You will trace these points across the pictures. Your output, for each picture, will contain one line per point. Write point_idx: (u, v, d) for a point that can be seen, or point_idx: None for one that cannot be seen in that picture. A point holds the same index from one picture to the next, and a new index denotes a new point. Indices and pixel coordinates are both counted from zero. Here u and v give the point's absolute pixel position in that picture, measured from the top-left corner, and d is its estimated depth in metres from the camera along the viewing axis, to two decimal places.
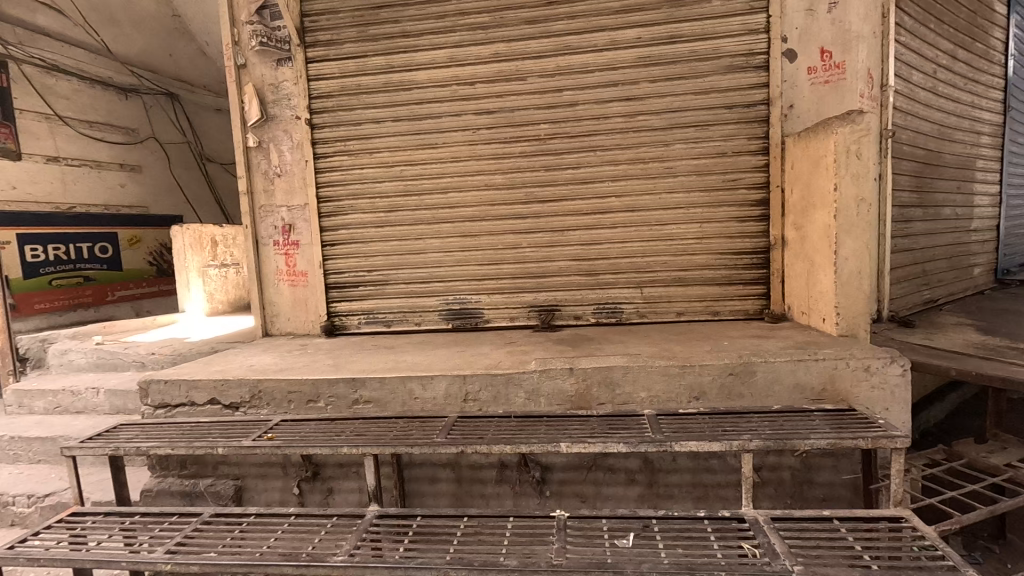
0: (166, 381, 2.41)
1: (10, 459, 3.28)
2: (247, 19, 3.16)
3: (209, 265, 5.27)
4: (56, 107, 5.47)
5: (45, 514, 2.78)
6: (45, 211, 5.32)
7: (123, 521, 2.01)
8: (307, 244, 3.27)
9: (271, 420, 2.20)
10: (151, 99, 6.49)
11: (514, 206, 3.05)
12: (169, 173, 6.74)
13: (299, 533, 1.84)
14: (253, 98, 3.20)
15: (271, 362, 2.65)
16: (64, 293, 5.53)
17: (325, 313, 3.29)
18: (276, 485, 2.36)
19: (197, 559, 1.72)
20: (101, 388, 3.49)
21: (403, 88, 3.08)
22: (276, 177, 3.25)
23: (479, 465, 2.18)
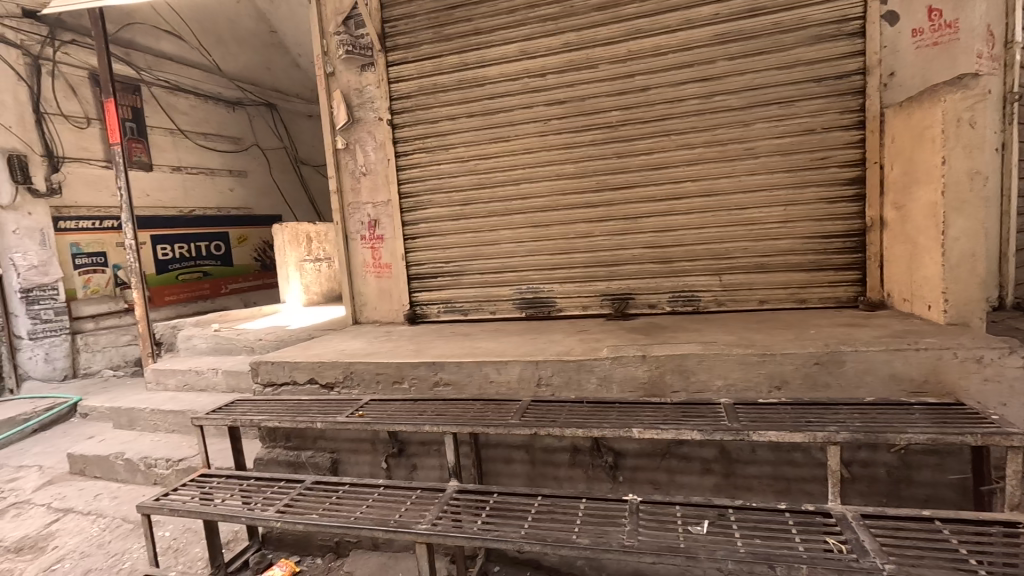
0: (274, 362, 2.71)
1: (152, 428, 3.83)
2: (334, 30, 3.40)
3: (305, 260, 5.77)
4: (178, 122, 6.22)
5: (180, 475, 3.22)
6: (171, 214, 6.08)
7: (241, 483, 2.31)
8: (390, 238, 3.49)
9: (362, 399, 2.40)
10: (253, 110, 7.15)
11: (586, 194, 3.06)
12: (269, 176, 7.41)
13: (387, 502, 2.01)
14: (341, 103, 3.45)
15: (361, 347, 2.88)
16: (188, 286, 6.29)
17: (407, 302, 3.51)
18: (366, 460, 2.57)
19: (302, 520, 1.94)
20: (219, 369, 3.97)
21: (476, 84, 3.18)
22: (362, 176, 3.50)
23: (552, 448, 2.24)
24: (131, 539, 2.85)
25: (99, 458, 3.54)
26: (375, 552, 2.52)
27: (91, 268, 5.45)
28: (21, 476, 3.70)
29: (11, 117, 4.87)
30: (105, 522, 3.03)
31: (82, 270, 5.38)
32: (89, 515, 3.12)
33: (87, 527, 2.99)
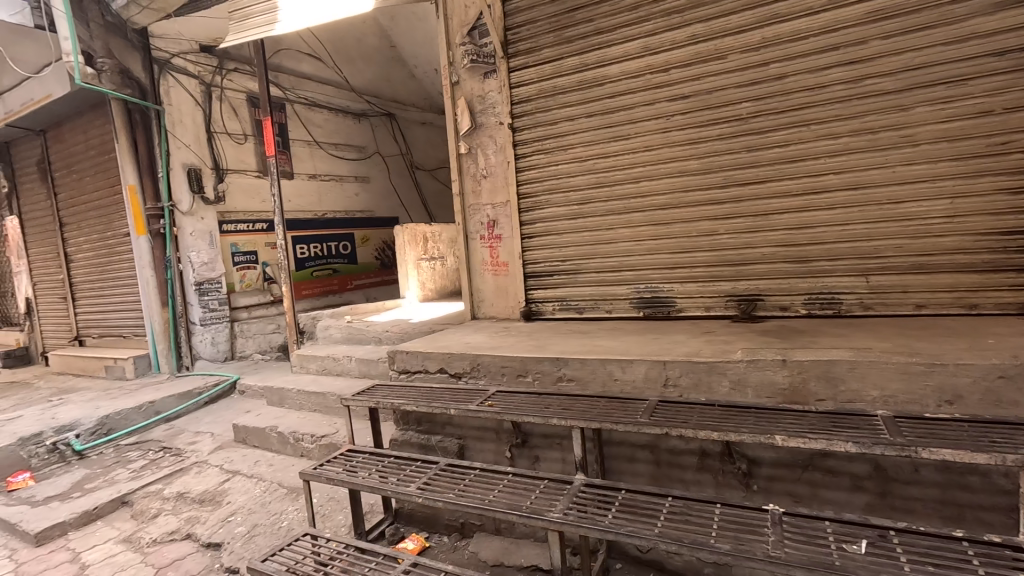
0: (408, 351, 2.94)
1: (298, 406, 4.34)
2: (460, 41, 3.60)
3: (422, 259, 6.16)
4: (315, 134, 6.94)
5: (324, 450, 3.62)
6: (308, 217, 6.79)
7: (382, 460, 2.55)
8: (508, 238, 3.63)
9: (489, 390, 2.53)
10: (376, 120, 7.77)
11: (710, 191, 2.95)
12: (388, 181, 8.01)
13: (517, 489, 2.10)
14: (464, 109, 3.65)
15: (484, 340, 3.03)
16: (321, 282, 6.99)
17: (523, 300, 3.62)
18: (490, 448, 2.71)
19: (440, 498, 2.10)
20: (352, 356, 4.41)
21: (597, 83, 3.20)
22: (483, 178, 3.68)
23: (679, 451, 2.20)
24: (286, 502, 3.26)
25: (258, 430, 4.09)
26: (497, 536, 2.64)
27: (246, 265, 6.29)
28: (199, 440, 4.38)
29: (190, 137, 5.76)
30: (265, 485, 3.49)
31: (240, 266, 6.22)
32: (252, 478, 3.61)
33: (251, 488, 3.47)
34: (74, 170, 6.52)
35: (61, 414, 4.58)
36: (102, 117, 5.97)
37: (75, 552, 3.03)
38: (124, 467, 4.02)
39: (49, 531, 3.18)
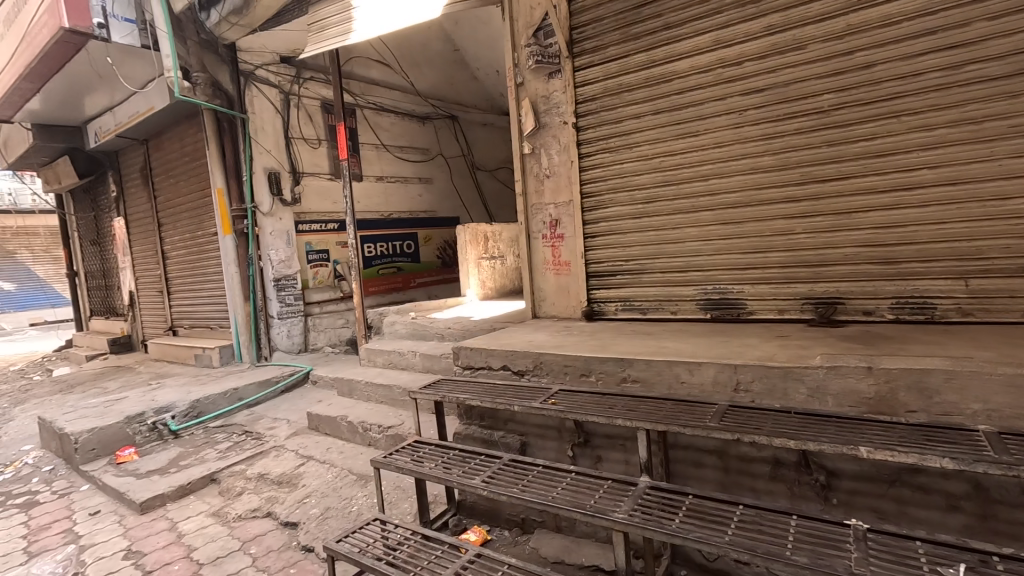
0: (472, 348, 3.02)
1: (366, 397, 4.55)
2: (525, 42, 3.64)
3: (482, 258, 6.27)
4: (382, 137, 7.23)
5: (390, 440, 3.79)
6: (376, 217, 7.09)
7: (447, 453, 2.63)
8: (571, 237, 3.63)
9: (552, 388, 2.55)
10: (440, 122, 7.98)
11: (786, 188, 2.82)
12: (450, 181, 8.21)
13: (580, 487, 2.11)
14: (529, 110, 3.69)
15: (546, 339, 3.06)
16: (386, 280, 7.27)
17: (585, 299, 3.61)
18: (552, 446, 2.72)
19: (504, 492, 2.14)
20: (416, 352, 4.58)
21: (665, 80, 3.13)
22: (546, 178, 3.70)
23: (750, 458, 2.12)
24: (355, 487, 3.44)
25: (329, 418, 4.32)
26: (558, 534, 2.65)
27: (318, 262, 6.66)
28: (277, 426, 4.69)
29: (271, 143, 6.17)
30: (336, 471, 3.69)
31: (313, 264, 6.60)
32: (324, 463, 3.83)
33: (324, 473, 3.68)
34: (171, 175, 7.17)
35: (159, 397, 5.05)
36: (196, 126, 6.52)
37: (173, 521, 3.35)
38: (212, 447, 4.39)
39: (151, 501, 3.53)
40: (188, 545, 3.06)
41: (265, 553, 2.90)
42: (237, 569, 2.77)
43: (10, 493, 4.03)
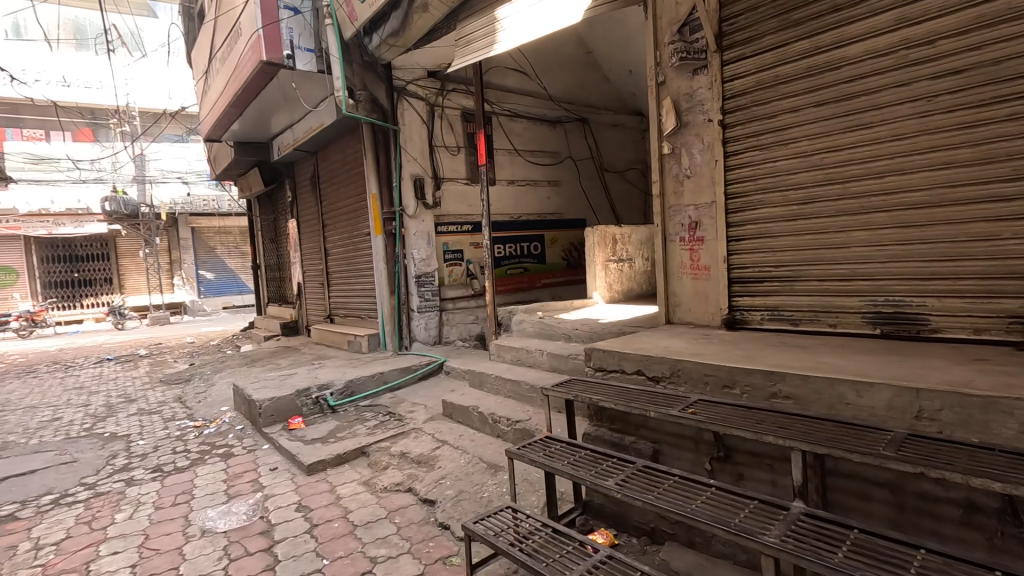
0: (605, 350, 3.02)
1: (495, 390, 4.77)
2: (669, 40, 3.56)
3: (610, 260, 6.19)
4: (515, 142, 7.49)
5: (518, 434, 3.93)
6: (506, 219, 7.38)
7: (579, 452, 2.66)
8: (712, 240, 3.48)
9: (690, 397, 2.46)
10: (571, 125, 8.06)
11: (990, 186, 2.38)
12: (578, 184, 8.24)
13: (722, 504, 2.00)
14: (670, 109, 3.61)
15: (682, 346, 2.95)
16: (514, 279, 7.53)
17: (726, 306, 3.41)
18: (687, 456, 2.62)
19: (639, 496, 2.12)
20: (544, 350, 4.69)
21: (832, 68, 2.84)
22: (686, 178, 3.60)
23: (934, 498, 1.84)
24: (486, 475, 3.62)
25: (462, 407, 4.61)
26: (691, 550, 2.53)
27: (454, 261, 7.13)
28: (415, 410, 5.13)
29: (417, 151, 6.75)
30: (469, 457, 3.92)
31: (449, 262, 7.09)
32: (457, 448, 4.09)
33: (457, 458, 3.94)
34: (334, 182, 8.20)
35: (321, 375, 5.81)
36: (356, 139, 7.38)
37: (332, 484, 3.84)
38: (362, 424, 4.94)
39: (316, 464, 4.08)
40: (345, 507, 3.49)
41: (407, 524, 3.20)
42: (384, 535, 3.09)
43: (214, 444, 4.93)
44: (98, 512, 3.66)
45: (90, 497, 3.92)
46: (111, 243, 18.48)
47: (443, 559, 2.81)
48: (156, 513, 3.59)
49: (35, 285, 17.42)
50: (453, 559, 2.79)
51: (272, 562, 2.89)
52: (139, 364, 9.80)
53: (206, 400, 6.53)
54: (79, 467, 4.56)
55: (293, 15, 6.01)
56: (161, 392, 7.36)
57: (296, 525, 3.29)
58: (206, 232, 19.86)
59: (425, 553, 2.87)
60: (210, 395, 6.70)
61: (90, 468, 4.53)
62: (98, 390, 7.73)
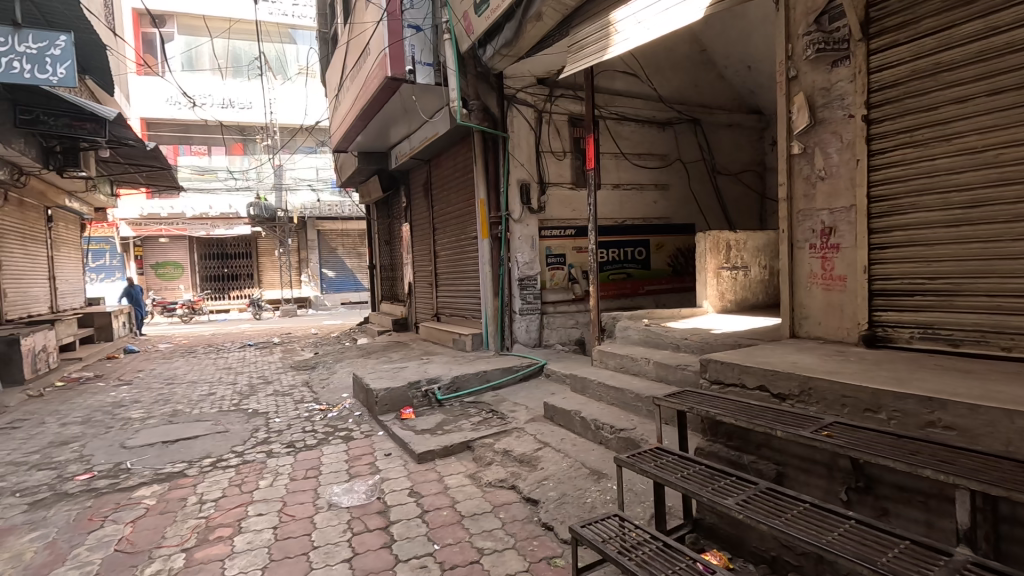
0: (722, 362, 2.87)
1: (597, 397, 4.72)
2: (804, 31, 3.34)
3: (722, 267, 5.84)
4: (622, 146, 7.35)
5: (622, 442, 3.86)
6: (610, 224, 7.27)
7: (692, 466, 2.53)
8: (849, 248, 3.19)
9: (824, 418, 2.25)
10: (682, 127, 7.75)
11: None
12: (687, 187, 7.90)
13: (864, 540, 1.80)
14: (803, 106, 3.37)
15: (813, 362, 2.71)
16: (616, 285, 7.40)
17: (865, 321, 3.07)
18: (818, 483, 2.40)
19: (764, 520, 1.97)
20: (650, 359, 4.56)
21: (1012, 49, 2.46)
22: (820, 180, 3.34)
23: None
24: (589, 480, 3.59)
25: (564, 411, 4.62)
26: None
27: (556, 265, 7.18)
28: (517, 410, 5.24)
29: (524, 156, 6.90)
30: (571, 461, 3.91)
31: (551, 266, 7.15)
32: (559, 451, 4.11)
33: (560, 460, 3.95)
34: (445, 188, 8.66)
35: (430, 370, 6.14)
36: (466, 146, 7.73)
37: (441, 474, 4.06)
38: (467, 419, 5.15)
39: (425, 454, 4.33)
40: (453, 497, 3.66)
41: (511, 520, 3.28)
42: (490, 528, 3.19)
43: (337, 427, 5.44)
44: (246, 477, 4.19)
45: (240, 463, 4.51)
46: (254, 243, 21.10)
47: (547, 560, 2.84)
48: (292, 484, 4.03)
49: (195, 278, 20.42)
50: (557, 560, 2.80)
51: (388, 540, 3.11)
52: (274, 350, 11.08)
53: (329, 386, 7.22)
54: (231, 436, 5.27)
55: (416, 32, 6.46)
56: (292, 376, 8.27)
57: (409, 509, 3.51)
58: (330, 235, 21.96)
59: (530, 551, 2.92)
60: (333, 381, 7.38)
61: (239, 438, 5.22)
62: (243, 371, 8.86)
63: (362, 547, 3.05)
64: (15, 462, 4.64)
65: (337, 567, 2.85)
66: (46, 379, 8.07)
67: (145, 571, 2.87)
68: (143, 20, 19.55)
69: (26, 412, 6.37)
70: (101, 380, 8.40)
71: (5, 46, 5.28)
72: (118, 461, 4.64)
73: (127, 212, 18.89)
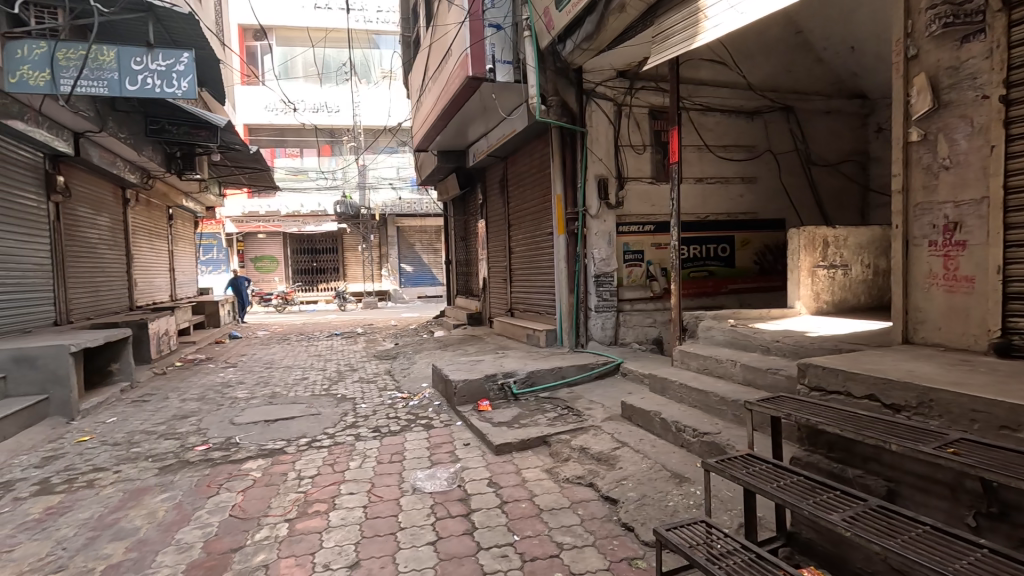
0: (823, 367, 2.69)
1: (678, 398, 4.57)
2: (927, 5, 3.03)
3: (819, 266, 5.43)
4: (706, 138, 7.03)
5: (706, 447, 3.72)
6: (691, 220, 7.00)
7: (788, 476, 2.36)
8: (979, 245, 2.86)
9: (948, 433, 2.04)
10: (773, 116, 7.30)
11: None
12: (778, 180, 7.42)
13: (1000, 571, 1.61)
14: (924, 88, 3.07)
15: (933, 371, 2.46)
16: (697, 283, 7.10)
17: (997, 328, 2.76)
18: (939, 505, 2.18)
19: (878, 541, 1.79)
20: (737, 361, 4.35)
21: None
22: (943, 170, 3.03)
23: None
24: (671, 483, 3.48)
25: (642, 411, 4.52)
26: None
27: (634, 262, 7.02)
28: (593, 408, 5.20)
29: (602, 151, 6.79)
30: (651, 462, 3.82)
31: (628, 263, 7.00)
32: (638, 452, 4.03)
33: (639, 461, 3.87)
34: (521, 184, 8.73)
35: (506, 364, 6.23)
36: (544, 142, 7.74)
37: (518, 467, 4.12)
38: (543, 414, 5.18)
39: (503, 446, 4.41)
40: (531, 490, 3.70)
41: (590, 518, 3.26)
42: (569, 524, 3.20)
43: (418, 415, 5.69)
44: (338, 458, 4.50)
45: (331, 444, 4.84)
46: (339, 239, 22.47)
47: (628, 561, 2.80)
48: (378, 466, 4.27)
49: (288, 271, 22.11)
50: (639, 562, 2.76)
51: (470, 527, 3.21)
52: (358, 340, 11.75)
53: (409, 375, 7.55)
54: (323, 419, 5.67)
55: (496, 31, 6.55)
56: (375, 365, 8.73)
57: (489, 498, 3.60)
58: (408, 232, 22.89)
59: (610, 550, 2.90)
60: (413, 372, 7.70)
61: (330, 421, 5.61)
62: (331, 359, 9.48)
63: (445, 532, 3.17)
64: (146, 431, 5.28)
65: (423, 548, 2.98)
66: (167, 359, 9.09)
67: (255, 536, 3.17)
68: (247, 34, 21.35)
69: (153, 387, 7.23)
70: (212, 362, 9.35)
71: (141, 66, 5.99)
72: (229, 435, 5.14)
73: (232, 210, 20.80)
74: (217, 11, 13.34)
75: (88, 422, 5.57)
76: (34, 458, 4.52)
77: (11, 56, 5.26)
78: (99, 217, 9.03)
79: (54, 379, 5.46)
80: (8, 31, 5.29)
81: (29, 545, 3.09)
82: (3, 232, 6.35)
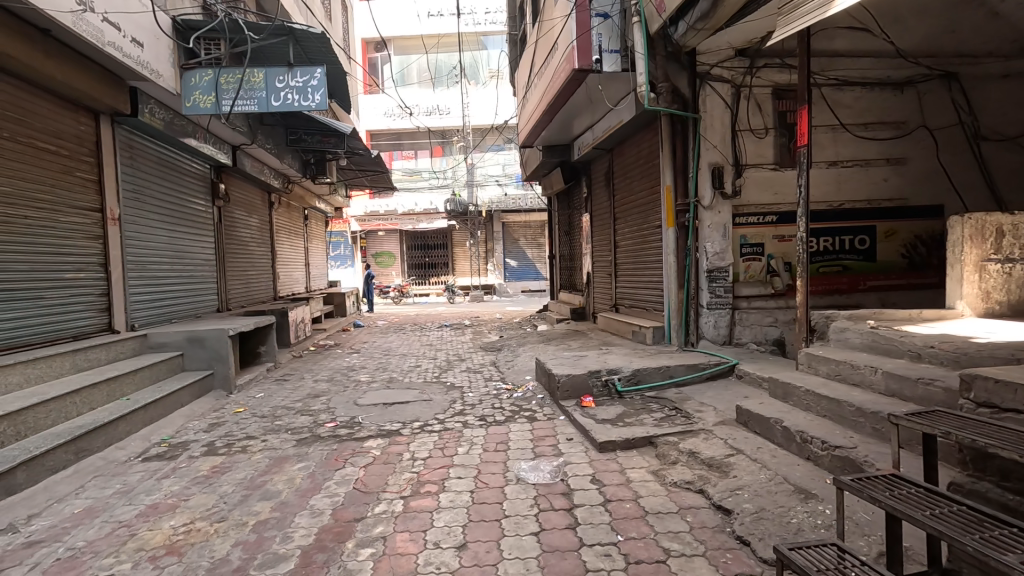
0: (994, 379, 2.29)
1: (804, 406, 4.15)
2: None
3: (990, 259, 4.58)
4: (842, 116, 6.27)
5: (837, 461, 3.35)
6: (822, 209, 6.29)
7: (946, 505, 2.01)
8: None
9: None
10: (928, 85, 6.31)
11: None
12: (935, 159, 6.38)
13: None
14: None
15: None
16: (827, 279, 6.38)
17: None
18: None
19: None
20: (879, 368, 3.83)
21: None
22: None
23: None
24: (794, 499, 3.17)
25: (760, 417, 4.17)
26: None
27: (752, 256, 6.48)
28: (704, 410, 4.91)
29: (718, 138, 6.35)
30: (771, 474, 3.51)
31: (746, 257, 6.48)
32: (755, 461, 3.73)
33: (757, 472, 3.57)
34: (628, 175, 8.48)
35: (611, 360, 6.11)
36: (652, 131, 7.43)
37: (623, 466, 4.02)
38: (649, 414, 5.00)
39: (607, 443, 4.34)
40: (635, 491, 3.60)
41: (700, 526, 3.09)
42: (677, 530, 3.06)
43: (522, 407, 5.80)
44: (447, 443, 4.74)
45: (441, 430, 5.12)
46: (449, 235, 23.63)
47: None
48: (484, 454, 4.43)
49: (404, 265, 23.75)
50: None
51: (573, 522, 3.20)
52: (466, 332, 12.28)
53: (513, 367, 7.72)
54: (434, 405, 6.01)
55: (603, 21, 6.39)
56: (481, 356, 9.05)
57: (593, 495, 3.56)
58: (512, 227, 23.37)
59: (722, 563, 2.72)
60: (517, 364, 7.86)
61: (440, 407, 5.93)
62: (442, 349, 10.01)
63: (548, 524, 3.20)
64: (286, 407, 6.00)
65: (526, 537, 3.04)
66: (303, 343, 10.25)
67: (375, 509, 3.45)
68: (370, 47, 23.26)
69: (291, 368, 8.19)
70: (338, 347, 10.36)
71: (283, 83, 6.76)
72: (353, 415, 5.65)
73: (356, 210, 22.82)
74: (345, 28, 14.63)
75: (242, 396, 6.46)
76: (203, 424, 5.34)
77: (188, 83, 6.27)
78: (251, 219, 10.39)
79: (217, 357, 6.39)
80: (186, 63, 6.31)
81: (199, 496, 3.67)
82: (181, 233, 7.58)
